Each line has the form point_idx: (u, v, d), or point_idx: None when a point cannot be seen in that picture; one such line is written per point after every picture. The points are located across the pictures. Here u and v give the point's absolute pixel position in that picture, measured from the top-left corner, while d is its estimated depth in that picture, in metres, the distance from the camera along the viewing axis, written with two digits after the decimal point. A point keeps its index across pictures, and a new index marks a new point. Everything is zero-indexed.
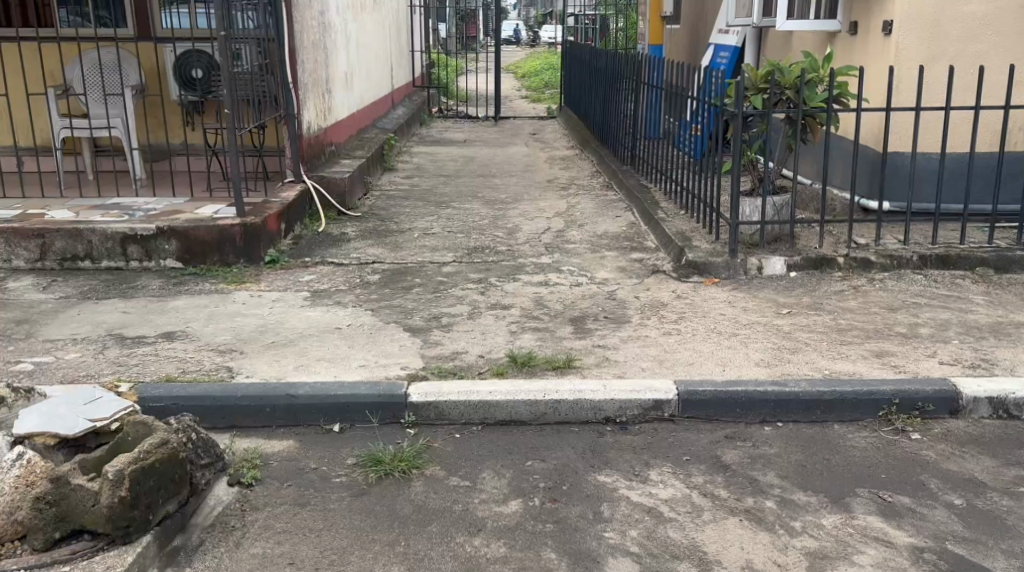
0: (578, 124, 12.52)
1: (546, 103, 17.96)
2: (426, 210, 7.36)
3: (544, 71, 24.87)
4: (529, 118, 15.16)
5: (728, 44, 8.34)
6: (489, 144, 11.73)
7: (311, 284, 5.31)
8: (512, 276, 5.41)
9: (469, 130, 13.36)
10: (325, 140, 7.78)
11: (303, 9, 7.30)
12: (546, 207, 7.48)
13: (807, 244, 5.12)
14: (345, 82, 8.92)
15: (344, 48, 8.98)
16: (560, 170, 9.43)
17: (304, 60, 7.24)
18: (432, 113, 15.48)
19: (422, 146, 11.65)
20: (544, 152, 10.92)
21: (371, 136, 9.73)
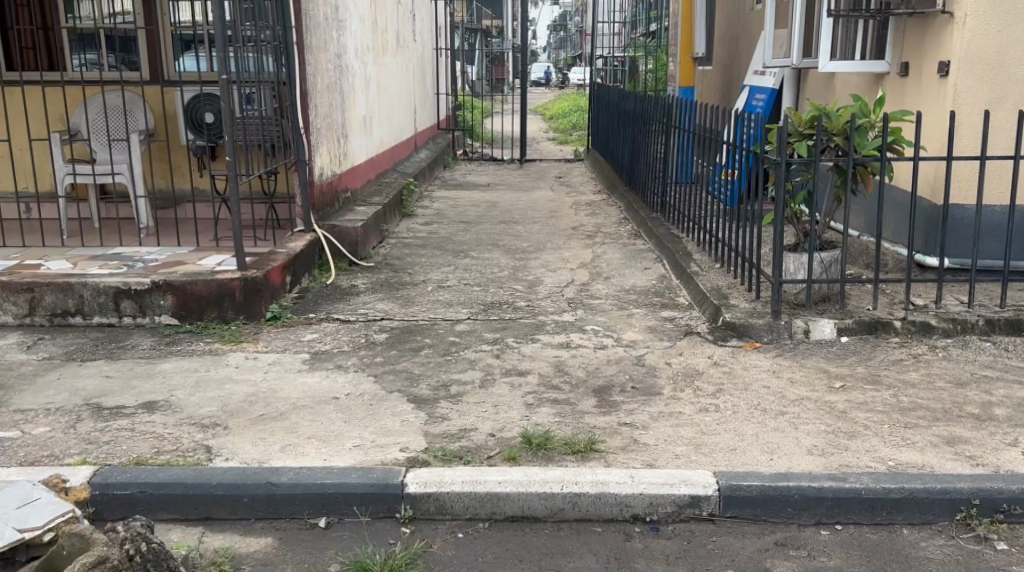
0: (606, 168, 12.12)
1: (573, 145, 17.62)
2: (443, 260, 6.96)
3: (573, 113, 24.61)
4: (555, 161, 14.80)
5: (765, 86, 7.93)
6: (512, 188, 11.33)
7: (312, 344, 4.89)
8: (531, 336, 4.95)
9: (493, 173, 12.97)
10: (340, 187, 7.42)
11: (318, 50, 6.97)
12: (570, 257, 7.03)
13: (858, 305, 4.66)
14: (363, 125, 8.58)
15: (363, 90, 8.65)
16: (586, 216, 9.00)
17: (319, 103, 6.91)
18: (456, 156, 15.16)
19: (444, 190, 11.28)
20: (570, 196, 10.50)
21: (390, 180, 9.37)
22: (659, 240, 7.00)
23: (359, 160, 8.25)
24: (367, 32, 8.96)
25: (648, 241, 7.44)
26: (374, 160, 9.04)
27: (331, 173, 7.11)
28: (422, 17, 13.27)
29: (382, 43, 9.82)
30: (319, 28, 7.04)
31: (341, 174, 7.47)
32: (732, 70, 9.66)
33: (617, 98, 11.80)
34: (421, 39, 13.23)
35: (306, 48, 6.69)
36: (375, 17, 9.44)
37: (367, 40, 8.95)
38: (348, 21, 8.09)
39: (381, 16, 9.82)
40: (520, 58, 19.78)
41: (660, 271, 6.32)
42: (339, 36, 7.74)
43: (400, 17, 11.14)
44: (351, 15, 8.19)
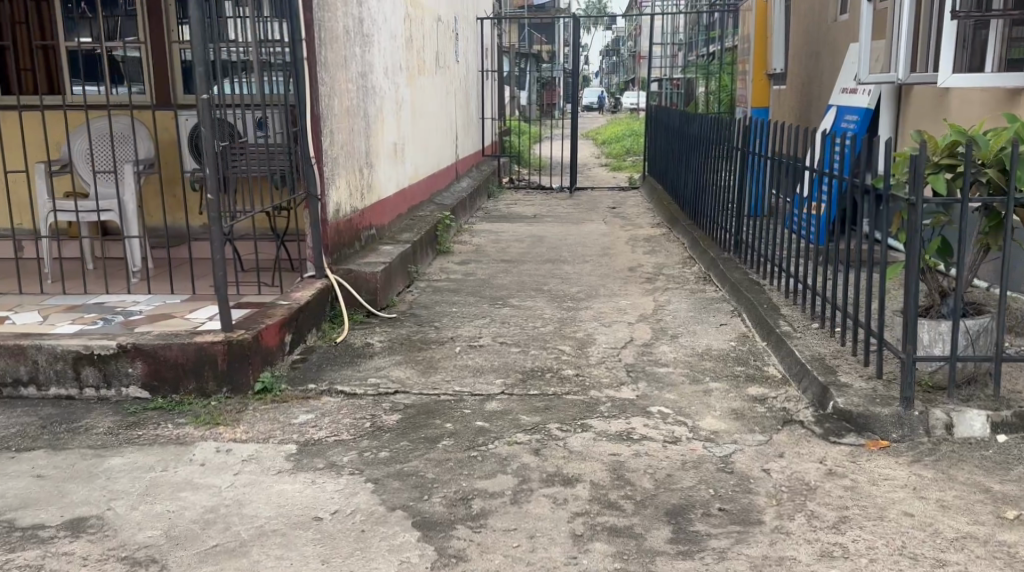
0: (665, 197, 11.04)
1: (628, 171, 16.58)
2: (478, 310, 5.96)
3: (627, 137, 23.58)
4: (608, 189, 13.75)
5: (860, 107, 6.95)
6: (561, 221, 10.28)
7: (303, 427, 3.89)
8: (581, 420, 3.89)
9: (541, 204, 11.94)
10: (362, 224, 6.44)
11: (336, 67, 5.97)
12: (628, 306, 5.95)
13: (1016, 391, 3.62)
14: (393, 154, 7.59)
15: (394, 114, 7.66)
16: (645, 254, 7.92)
17: (336, 128, 5.92)
18: (502, 184, 14.17)
19: (486, 222, 10.27)
20: (625, 230, 9.43)
21: (425, 214, 8.42)
22: (737, 287, 5.91)
23: (386, 194, 7.26)
24: (400, 49, 7.99)
25: (719, 287, 6.33)
26: (406, 192, 8.05)
27: (350, 209, 6.13)
28: (466, 35, 12.32)
29: (419, 61, 8.86)
30: (338, 42, 6.03)
31: (364, 209, 6.50)
32: (818, 84, 8.58)
33: (679, 121, 10.67)
34: (465, 59, 12.27)
35: (320, 65, 5.68)
36: (411, 33, 8.47)
37: (400, 58, 7.99)
38: (378, 35, 7.10)
39: (418, 33, 8.87)
40: (572, 82, 18.78)
41: (738, 329, 5.22)
42: (366, 53, 6.74)
43: (440, 35, 10.19)
44: (381, 29, 7.20)
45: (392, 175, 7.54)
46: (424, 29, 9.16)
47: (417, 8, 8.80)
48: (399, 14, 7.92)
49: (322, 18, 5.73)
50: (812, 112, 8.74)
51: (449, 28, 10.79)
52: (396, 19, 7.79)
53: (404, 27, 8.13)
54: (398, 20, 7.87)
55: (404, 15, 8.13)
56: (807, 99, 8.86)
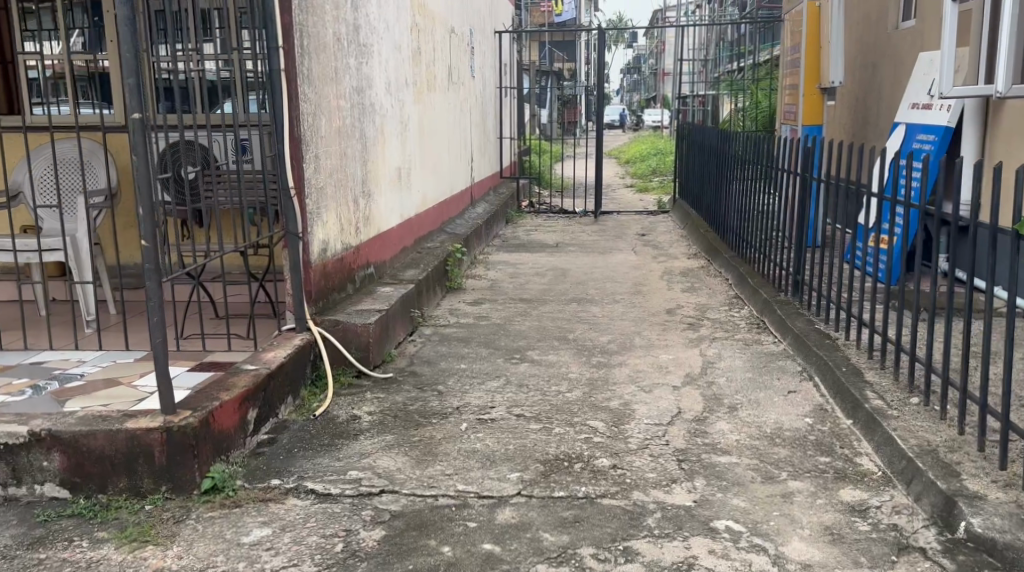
0: (700, 223, 10.05)
1: (654, 192, 15.63)
2: (491, 367, 5.00)
3: (652, 155, 22.64)
4: (635, 213, 12.80)
5: (939, 125, 6.01)
6: (586, 250, 9.32)
7: (255, 551, 2.97)
8: (623, 544, 2.94)
9: (564, 231, 10.99)
10: (357, 264, 5.50)
11: (326, 81, 5.00)
12: (671, 363, 4.98)
13: None
14: (396, 180, 6.64)
15: (397, 135, 6.70)
16: (683, 292, 6.94)
17: (325, 152, 4.94)
18: (521, 207, 13.24)
19: (503, 251, 9.33)
20: (658, 261, 8.46)
21: (433, 246, 7.47)
22: (805, 343, 4.92)
23: (387, 226, 6.31)
24: (407, 61, 7.06)
25: (777, 338, 5.36)
26: (412, 222, 7.13)
27: (341, 248, 5.19)
28: (483, 48, 11.42)
29: (428, 73, 7.94)
30: (328, 51, 5.06)
31: (360, 245, 5.57)
32: (886, 102, 7.66)
33: (716, 139, 9.69)
34: (481, 73, 11.37)
35: (305, 79, 4.69)
36: (419, 44, 7.55)
37: (406, 71, 7.06)
38: (378, 45, 6.16)
39: (428, 44, 7.96)
40: (597, 99, 17.83)
41: (810, 400, 4.23)
42: (364, 65, 5.80)
43: (454, 47, 9.31)
44: (382, 38, 6.26)
45: (396, 203, 6.60)
46: (434, 41, 8.25)
47: (427, 16, 7.89)
48: (405, 22, 7.00)
49: (309, 25, 4.77)
50: (878, 133, 7.82)
51: (463, 40, 9.89)
52: (402, 28, 6.88)
53: (411, 37, 7.22)
54: (404, 29, 6.95)
55: (410, 23, 7.21)
56: (871, 117, 7.95)
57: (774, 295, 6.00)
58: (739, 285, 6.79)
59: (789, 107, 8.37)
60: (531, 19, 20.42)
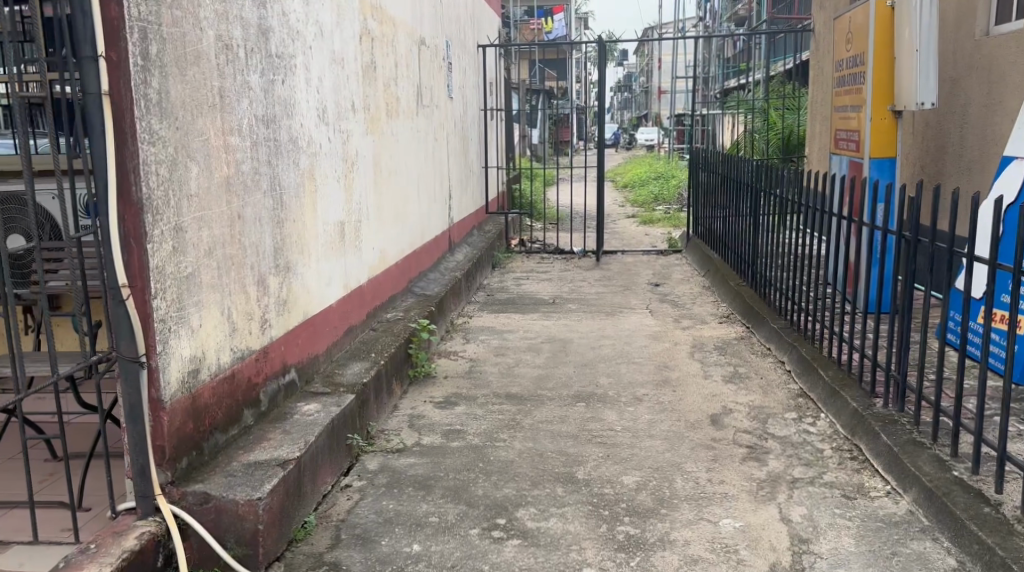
0: (726, 272, 8.29)
1: (661, 224, 13.91)
2: (461, 548, 3.24)
3: (652, 179, 20.95)
4: (643, 252, 11.06)
5: None
6: (588, 308, 7.55)
7: None
8: None
9: (560, 280, 9.21)
10: (264, 373, 3.74)
11: (203, 109, 3.25)
12: (742, 542, 3.22)
13: None
14: (337, 241, 4.88)
15: (339, 179, 4.93)
16: (726, 383, 5.17)
17: (197, 218, 3.18)
18: (510, 246, 11.49)
19: (487, 311, 7.56)
20: (682, 328, 6.68)
21: (394, 321, 5.69)
22: (951, 512, 3.18)
23: (322, 305, 4.56)
24: (355, 79, 5.34)
25: (890, 488, 3.61)
26: (365, 287, 5.40)
27: (230, 361, 3.42)
28: (463, 64, 9.71)
29: (388, 96, 6.22)
30: (208, 63, 3.31)
31: (269, 344, 3.81)
32: (974, 126, 5.99)
33: (746, 171, 7.99)
34: (462, 93, 9.66)
35: (157, 106, 2.94)
36: (374, 57, 5.82)
37: (355, 91, 5.33)
38: (305, 56, 4.43)
39: (388, 54, 6.25)
40: (594, 121, 16.12)
41: None
42: (278, 83, 4.05)
43: (426, 63, 7.62)
44: (311, 47, 4.53)
45: (336, 271, 4.84)
46: (398, 54, 6.55)
47: (385, 22, 6.17)
48: (352, 27, 5.28)
49: (169, 22, 3.03)
50: (963, 165, 6.14)
51: (438, 55, 8.19)
52: (346, 35, 5.15)
53: (361, 47, 5.48)
54: (349, 35, 5.23)
55: (361, 29, 5.49)
56: (952, 144, 6.27)
57: (866, 404, 4.23)
58: (803, 375, 5.03)
59: (846, 134, 6.67)
60: (520, 33, 18.72)
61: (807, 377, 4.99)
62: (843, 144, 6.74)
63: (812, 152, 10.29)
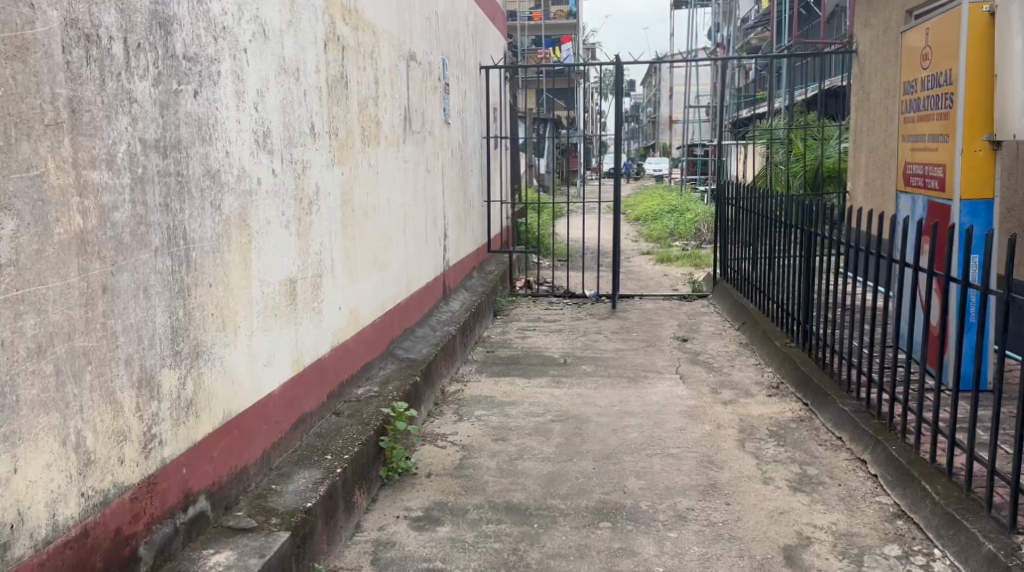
0: (767, 325, 7.10)
1: (682, 263, 12.73)
2: None
3: (668, 213, 19.79)
4: (665, 297, 9.86)
5: None
6: (606, 371, 6.36)
7: None
8: None
9: (572, 332, 8.02)
10: (147, 512, 2.61)
11: (32, 130, 2.18)
12: None
13: None
14: (285, 304, 3.72)
15: (289, 223, 3.78)
16: (793, 492, 3.99)
17: (14, 300, 2.13)
18: (516, 289, 10.31)
19: (487, 374, 6.38)
20: (723, 403, 5.50)
21: (366, 400, 4.52)
22: None
23: (258, 393, 3.40)
24: (317, 96, 4.21)
25: None
26: (329, 359, 4.26)
27: (78, 508, 2.30)
28: (462, 86, 8.59)
29: (366, 119, 5.08)
30: (46, 61, 2.23)
31: (159, 469, 2.68)
32: None
33: (792, 209, 6.84)
34: (461, 118, 8.52)
35: None
36: (345, 71, 4.70)
37: (316, 111, 4.20)
38: (237, 61, 3.30)
39: (365, 68, 5.12)
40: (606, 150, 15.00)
41: None
42: (189, 96, 2.91)
43: (417, 82, 6.50)
44: (247, 50, 3.39)
45: (283, 345, 3.69)
46: (381, 69, 5.43)
47: (361, 28, 5.04)
48: (312, 29, 4.17)
49: None
50: None
51: (432, 74, 7.07)
52: (303, 39, 4.04)
53: (326, 56, 4.36)
54: (308, 40, 4.11)
55: (326, 34, 4.38)
56: None
57: (1007, 549, 3.06)
58: (898, 487, 3.84)
59: (923, 169, 5.50)
60: (527, 58, 17.67)
61: (908, 493, 3.80)
62: (918, 180, 5.58)
63: (857, 187, 9.14)
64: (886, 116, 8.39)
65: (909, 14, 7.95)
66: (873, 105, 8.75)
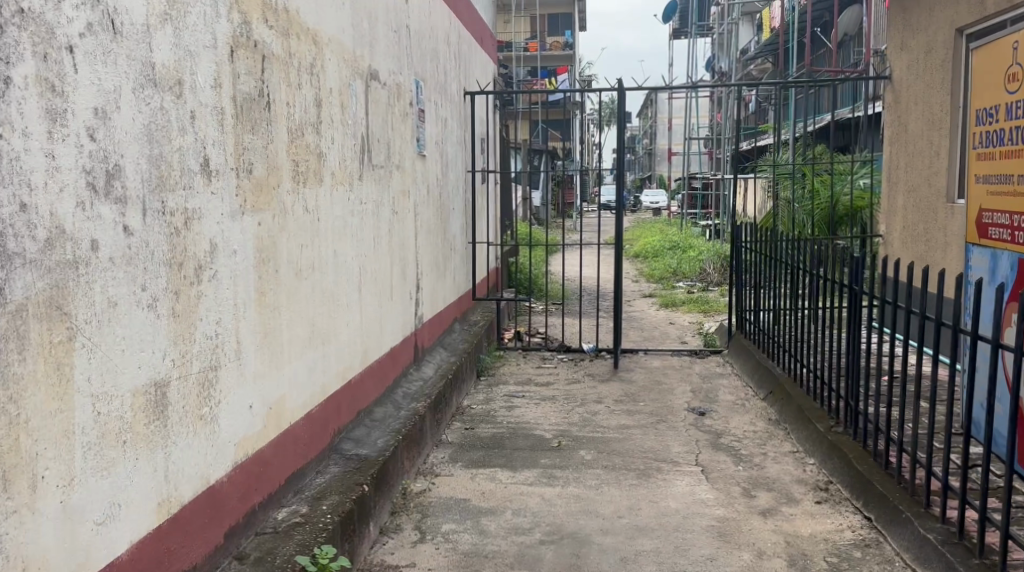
0: (802, 397, 5.93)
1: (686, 309, 11.57)
2: None
3: (668, 249, 18.68)
4: (672, 352, 8.69)
5: None
6: (609, 460, 5.17)
7: None
8: None
9: (567, 399, 6.82)
10: None
11: None
12: None
13: None
14: (146, 421, 2.57)
15: (158, 303, 2.62)
16: None
17: None
18: (504, 341, 9.12)
19: (462, 462, 5.20)
20: (760, 513, 4.32)
21: (287, 531, 3.35)
22: None
23: (82, 570, 2.24)
24: (215, 121, 3.06)
25: None
26: (229, 483, 3.10)
27: None
28: (441, 111, 7.44)
29: (301, 151, 3.92)
30: None
31: None
32: None
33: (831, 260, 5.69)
34: (439, 148, 7.37)
35: None
36: (268, 87, 3.56)
37: (214, 140, 3.05)
38: (50, 64, 2.17)
39: (303, 85, 3.99)
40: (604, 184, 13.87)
41: None
42: None
43: (381, 106, 5.35)
44: (74, 47, 2.26)
45: (141, 483, 2.53)
46: (326, 88, 4.28)
47: (294, 33, 3.88)
48: (209, 29, 3.03)
49: None
50: None
51: (401, 96, 5.92)
52: (192, 41, 2.91)
53: (234, 67, 3.22)
54: (200, 43, 2.96)
55: (234, 38, 3.24)
56: None
57: None
58: None
59: (1013, 217, 4.36)
60: (520, 84, 16.55)
61: None
62: (1006, 231, 4.45)
63: (893, 232, 8.02)
64: (930, 151, 7.27)
65: (959, 33, 6.85)
66: (912, 138, 7.63)
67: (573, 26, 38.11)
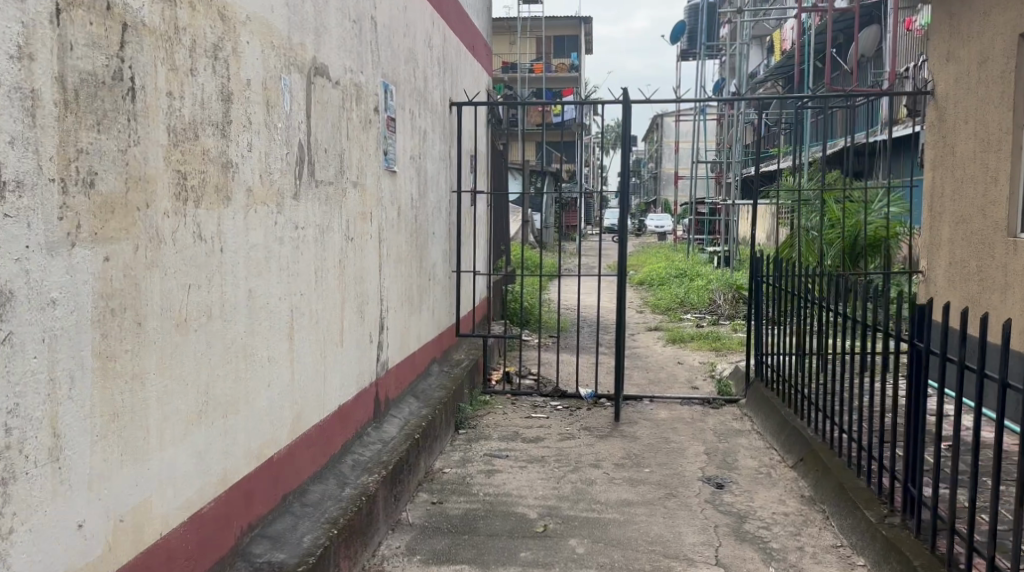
0: (843, 470, 4.89)
1: (694, 346, 10.52)
2: None
3: (674, 276, 17.63)
4: (681, 400, 7.63)
5: None
6: (606, 555, 4.12)
7: None
8: None
9: (557, 461, 5.76)
10: None
11: None
12: None
13: None
14: None
15: None
16: None
17: None
18: (490, 382, 8.08)
19: (423, 553, 4.16)
20: None
21: None
22: None
23: None
24: (17, 107, 2.07)
25: None
26: None
27: None
28: (419, 120, 6.41)
29: (192, 159, 2.90)
30: None
31: None
32: None
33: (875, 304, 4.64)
34: (417, 163, 6.35)
35: None
36: (132, 70, 2.55)
37: (13, 136, 2.06)
38: None
39: (202, 70, 2.97)
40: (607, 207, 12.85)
41: None
42: None
43: (333, 109, 4.33)
44: None
45: None
46: (241, 79, 3.27)
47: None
48: None
49: None
50: None
51: (364, 99, 4.90)
52: None
53: (62, 33, 2.23)
54: None
55: None
56: None
57: None
58: None
59: None
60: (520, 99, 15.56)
61: None
62: None
63: (937, 269, 7.00)
64: (984, 176, 6.25)
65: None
66: (961, 162, 6.62)
67: (579, 47, 37.23)
